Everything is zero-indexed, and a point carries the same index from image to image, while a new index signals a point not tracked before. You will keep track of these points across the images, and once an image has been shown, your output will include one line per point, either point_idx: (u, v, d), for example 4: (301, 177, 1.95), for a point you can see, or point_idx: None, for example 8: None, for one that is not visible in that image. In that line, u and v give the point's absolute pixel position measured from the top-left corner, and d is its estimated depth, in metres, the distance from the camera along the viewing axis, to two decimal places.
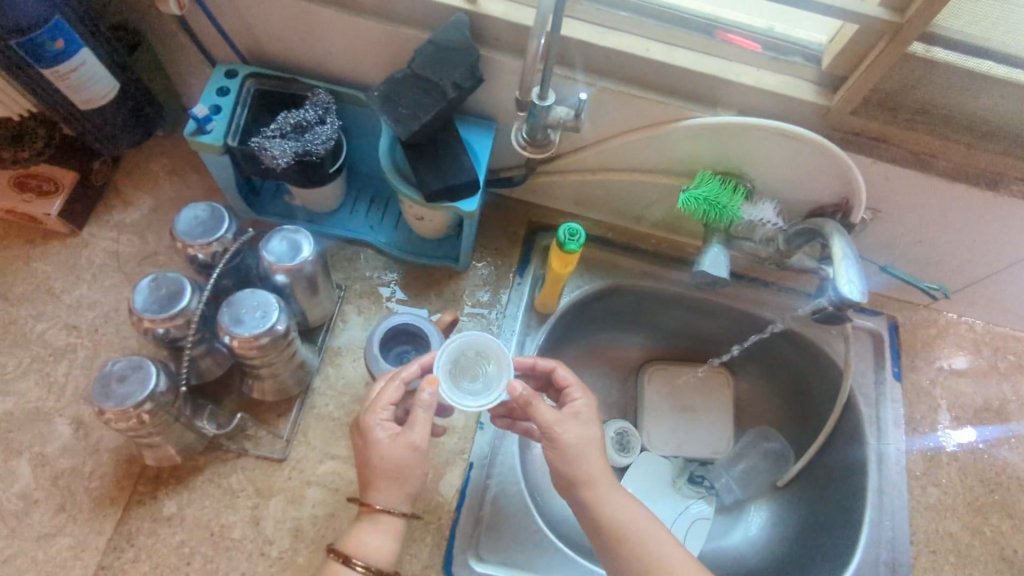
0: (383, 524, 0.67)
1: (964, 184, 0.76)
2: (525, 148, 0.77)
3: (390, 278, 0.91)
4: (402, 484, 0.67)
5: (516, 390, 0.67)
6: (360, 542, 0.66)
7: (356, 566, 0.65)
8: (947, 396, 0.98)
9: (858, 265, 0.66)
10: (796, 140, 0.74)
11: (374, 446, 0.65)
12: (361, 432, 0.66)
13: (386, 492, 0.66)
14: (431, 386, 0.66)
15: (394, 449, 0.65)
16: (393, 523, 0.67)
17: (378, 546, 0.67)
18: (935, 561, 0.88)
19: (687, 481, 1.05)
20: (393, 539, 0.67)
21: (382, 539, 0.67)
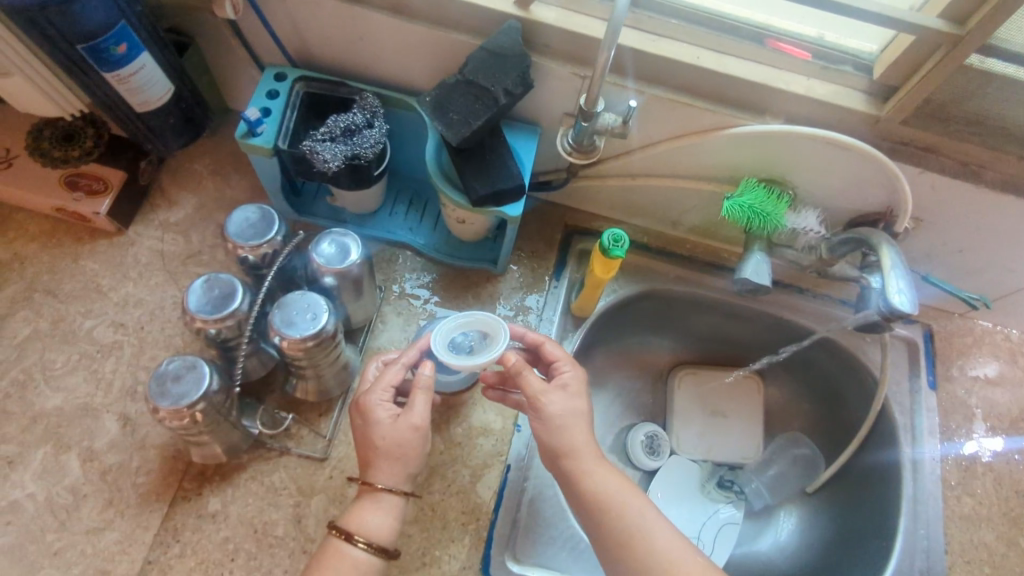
0: (381, 500, 0.66)
1: (1013, 195, 0.75)
2: (570, 154, 0.78)
3: (428, 279, 0.92)
4: (405, 465, 0.67)
5: (510, 360, 0.69)
6: (360, 518, 0.66)
7: (357, 542, 0.64)
8: (982, 406, 0.97)
9: (909, 275, 0.66)
10: (843, 150, 0.74)
11: (375, 425, 0.66)
12: (363, 412, 0.67)
13: (388, 471, 0.66)
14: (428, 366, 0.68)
15: (393, 426, 0.66)
16: (392, 501, 0.67)
17: (381, 525, 0.66)
18: (970, 571, 0.87)
19: (715, 484, 1.05)
20: (391, 517, 0.67)
21: (383, 517, 0.66)
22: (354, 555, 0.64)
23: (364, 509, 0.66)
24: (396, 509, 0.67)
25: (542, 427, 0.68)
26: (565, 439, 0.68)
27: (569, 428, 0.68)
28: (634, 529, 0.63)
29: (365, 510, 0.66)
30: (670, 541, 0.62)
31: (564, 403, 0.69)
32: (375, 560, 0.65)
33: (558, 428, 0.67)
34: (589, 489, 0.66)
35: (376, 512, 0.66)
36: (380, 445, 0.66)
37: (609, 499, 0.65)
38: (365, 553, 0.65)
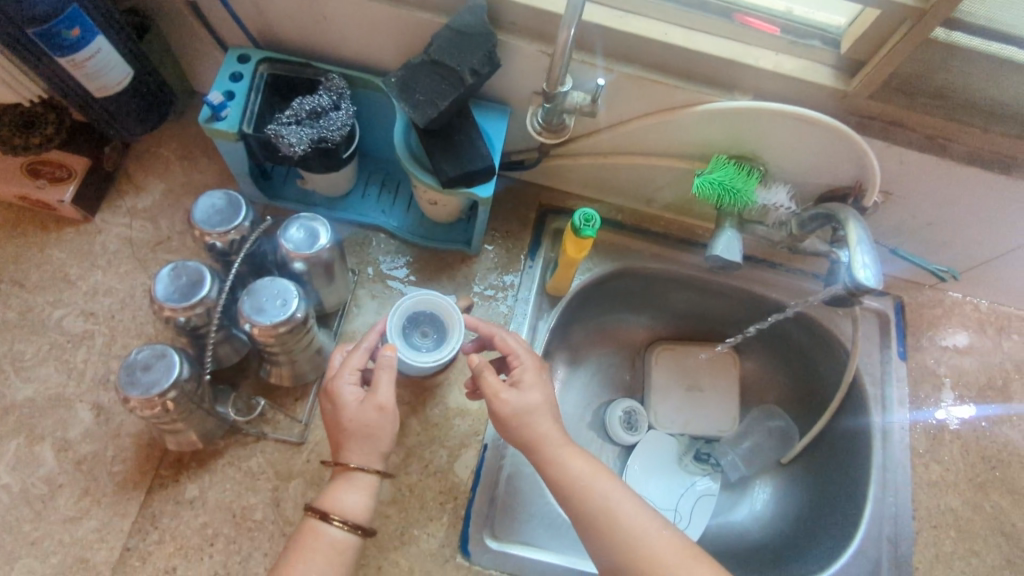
0: (356, 480, 0.66)
1: (978, 168, 0.75)
2: (540, 134, 0.78)
3: (402, 261, 0.92)
4: (379, 444, 0.67)
5: (474, 360, 0.71)
6: (335, 498, 0.66)
7: (332, 522, 0.65)
8: (950, 374, 0.99)
9: (874, 251, 0.67)
10: (811, 125, 0.74)
11: (343, 405, 0.66)
12: (330, 396, 0.67)
13: (360, 451, 0.66)
14: (391, 350, 0.67)
15: (361, 406, 0.66)
16: (367, 480, 0.67)
17: (357, 503, 0.66)
18: (936, 535, 0.90)
19: (692, 458, 1.08)
20: (367, 495, 0.67)
21: (359, 496, 0.66)
22: (331, 534, 0.65)
23: (339, 487, 0.66)
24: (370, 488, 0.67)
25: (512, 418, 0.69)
26: (535, 419, 0.69)
27: (533, 422, 0.69)
28: (607, 508, 0.65)
29: (341, 489, 0.66)
30: (639, 521, 0.64)
31: (519, 401, 0.69)
32: (351, 538, 0.66)
33: (519, 425, 0.69)
34: (560, 468, 0.67)
35: (353, 490, 0.66)
36: (348, 427, 0.66)
37: (580, 478, 0.66)
38: (341, 532, 0.65)
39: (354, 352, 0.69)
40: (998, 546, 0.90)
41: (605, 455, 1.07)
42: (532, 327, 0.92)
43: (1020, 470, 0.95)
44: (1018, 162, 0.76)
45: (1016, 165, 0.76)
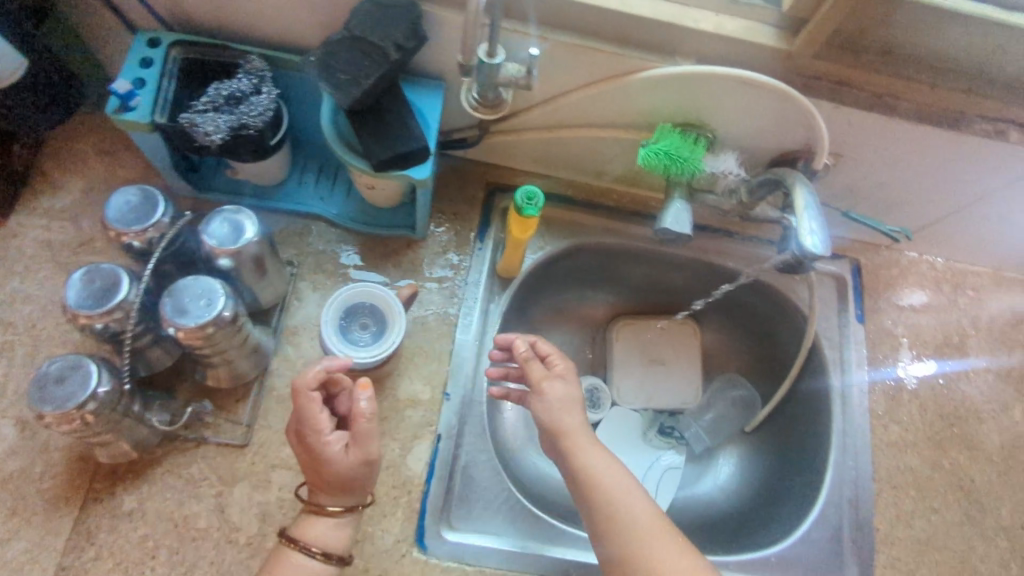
0: (333, 514, 0.67)
1: (928, 125, 0.73)
2: (476, 110, 0.74)
3: (345, 250, 0.88)
4: (360, 485, 0.67)
5: (518, 345, 0.77)
6: (308, 529, 0.67)
7: (307, 554, 0.66)
8: (908, 335, 0.99)
9: (820, 216, 0.64)
10: (756, 89, 0.72)
11: (328, 455, 0.64)
12: (310, 445, 0.65)
13: (338, 489, 0.66)
14: (364, 392, 0.65)
15: (344, 456, 0.64)
16: (340, 512, 0.67)
17: (335, 536, 0.67)
18: (897, 496, 0.90)
19: (656, 432, 1.07)
20: (343, 526, 0.68)
21: (330, 528, 0.67)
22: (308, 568, 0.66)
23: (313, 521, 0.67)
24: (347, 520, 0.68)
25: (544, 409, 0.73)
26: None
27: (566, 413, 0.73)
28: (610, 492, 0.67)
29: (314, 520, 0.67)
30: (644, 505, 0.67)
31: (562, 390, 0.74)
32: (329, 569, 0.67)
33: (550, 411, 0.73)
34: None
35: (326, 523, 0.67)
36: (330, 474, 0.65)
37: None
38: (317, 564, 0.66)
39: (312, 385, 0.64)
40: (957, 503, 0.91)
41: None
42: (484, 311, 0.89)
43: (976, 426, 0.95)
44: (968, 117, 0.73)
45: (966, 121, 0.74)
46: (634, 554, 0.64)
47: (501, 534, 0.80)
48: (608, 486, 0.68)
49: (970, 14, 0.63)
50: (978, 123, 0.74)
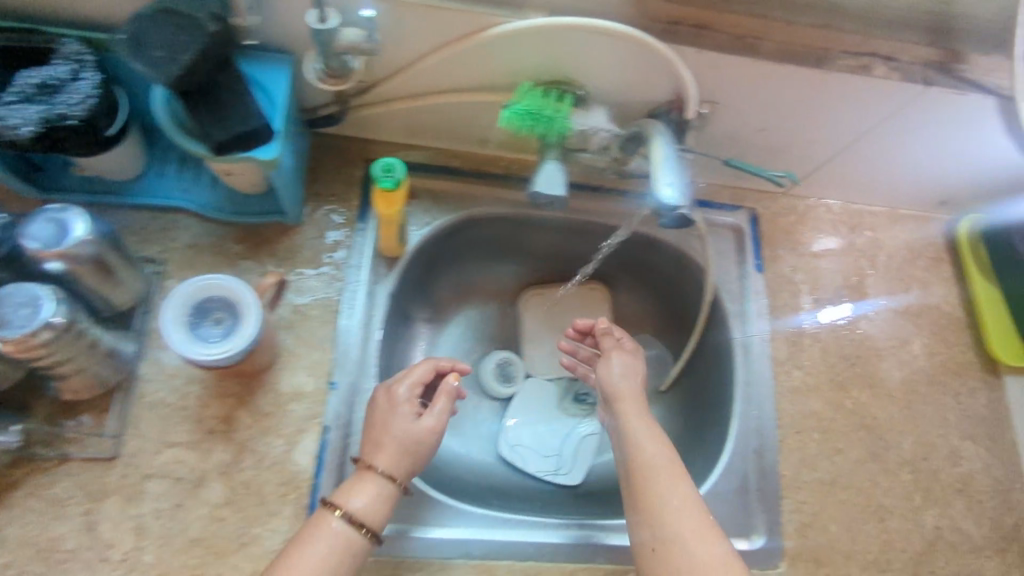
0: (379, 484, 0.70)
1: (793, 65, 0.70)
2: (322, 81, 0.70)
3: (215, 243, 0.84)
4: (411, 460, 0.73)
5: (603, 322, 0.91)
6: (351, 498, 0.69)
7: (347, 518, 0.68)
8: (807, 280, 0.98)
9: (675, 168, 0.62)
10: (611, 39, 0.69)
11: (398, 416, 0.74)
12: (389, 409, 0.75)
13: (390, 456, 0.71)
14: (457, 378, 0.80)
15: (413, 425, 0.74)
16: (385, 483, 0.70)
17: (373, 510, 0.69)
18: (801, 440, 0.90)
19: (571, 400, 1.07)
20: (385, 503, 0.70)
21: (370, 499, 0.69)
22: (343, 533, 0.67)
23: (358, 489, 0.70)
24: (389, 496, 0.71)
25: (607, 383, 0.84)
26: None
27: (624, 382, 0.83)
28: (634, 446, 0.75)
29: (357, 490, 0.70)
30: (658, 449, 0.74)
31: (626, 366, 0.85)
32: (362, 540, 0.68)
33: None
34: None
35: (367, 493, 0.69)
36: (396, 436, 0.73)
37: None
38: (348, 528, 0.67)
39: (420, 369, 0.79)
40: (861, 441, 0.92)
41: (483, 412, 1.05)
42: (369, 293, 0.86)
43: (877, 364, 0.96)
44: (832, 53, 0.71)
45: (831, 57, 0.71)
46: (664, 535, 0.67)
47: (415, 524, 0.79)
48: (649, 464, 0.73)
49: None
50: (843, 58, 0.71)
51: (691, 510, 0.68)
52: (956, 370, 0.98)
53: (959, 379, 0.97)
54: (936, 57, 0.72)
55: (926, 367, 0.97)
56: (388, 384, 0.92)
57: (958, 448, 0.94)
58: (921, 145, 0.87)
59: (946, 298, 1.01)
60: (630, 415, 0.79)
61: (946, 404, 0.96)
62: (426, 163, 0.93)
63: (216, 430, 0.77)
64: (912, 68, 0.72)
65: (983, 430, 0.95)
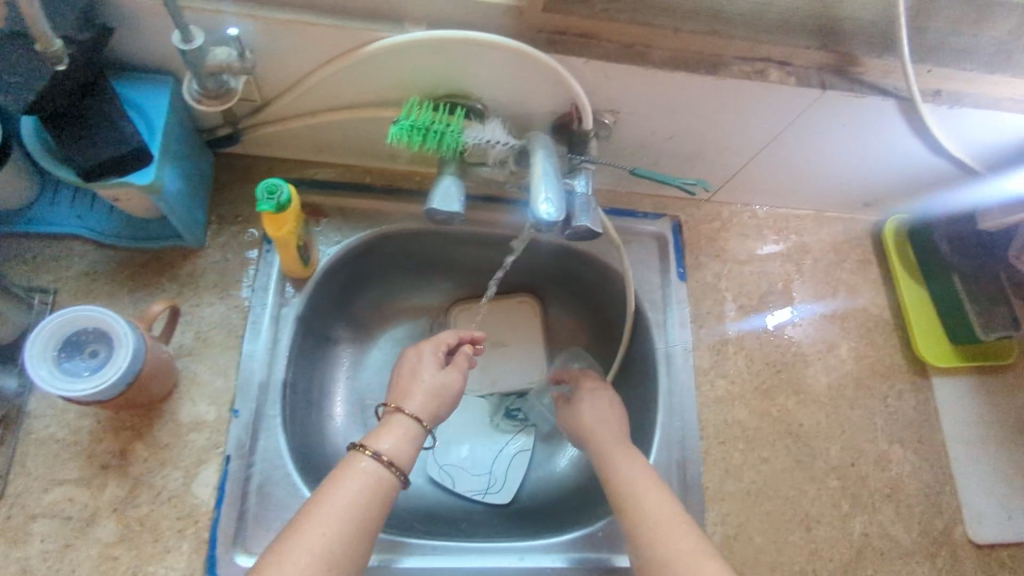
0: (404, 426, 0.73)
1: (685, 73, 0.69)
2: (201, 102, 0.66)
3: (111, 269, 0.81)
4: (437, 406, 0.78)
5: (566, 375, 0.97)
6: (380, 442, 0.71)
7: (379, 456, 0.69)
8: (732, 287, 0.97)
9: (553, 184, 0.60)
10: (496, 52, 0.67)
11: (426, 365, 0.80)
12: (410, 370, 0.80)
13: (419, 400, 0.76)
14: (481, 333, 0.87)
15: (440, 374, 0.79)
16: (410, 427, 0.74)
17: (400, 450, 0.71)
18: (725, 451, 0.89)
19: (503, 416, 1.04)
20: (411, 444, 0.72)
21: (398, 441, 0.71)
22: (378, 469, 0.68)
23: (385, 433, 0.72)
24: (414, 438, 0.73)
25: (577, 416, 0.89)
26: None
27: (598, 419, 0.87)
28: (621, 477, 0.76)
29: (385, 434, 0.72)
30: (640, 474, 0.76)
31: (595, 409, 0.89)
32: (394, 479, 0.69)
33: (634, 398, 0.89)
34: None
35: (394, 437, 0.72)
36: (423, 383, 0.78)
37: None
38: (378, 467, 0.68)
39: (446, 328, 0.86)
40: (786, 449, 0.90)
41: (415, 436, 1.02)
42: (275, 314, 0.84)
43: (803, 369, 0.95)
44: (724, 60, 0.70)
45: (723, 63, 0.70)
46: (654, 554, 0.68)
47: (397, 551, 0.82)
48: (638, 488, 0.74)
49: None
50: (737, 64, 0.70)
51: (669, 522, 0.70)
52: (884, 373, 0.97)
53: (887, 382, 0.96)
54: (830, 61, 0.71)
55: (853, 371, 0.96)
56: (303, 408, 0.89)
57: (886, 452, 0.93)
58: (835, 149, 0.86)
59: (873, 300, 1.00)
60: (610, 448, 0.82)
61: (873, 408, 0.94)
62: (337, 179, 0.91)
63: (110, 465, 0.74)
64: (807, 73, 0.71)
65: (911, 433, 0.94)
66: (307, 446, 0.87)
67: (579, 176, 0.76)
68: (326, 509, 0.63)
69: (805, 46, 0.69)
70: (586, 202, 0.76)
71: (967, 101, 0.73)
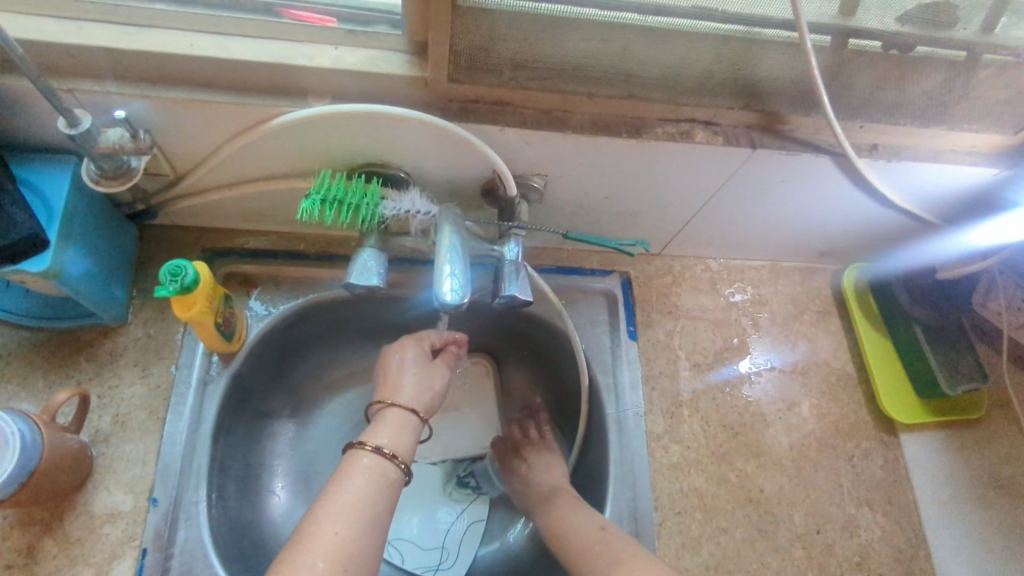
0: (398, 419, 0.73)
1: (607, 136, 0.66)
2: (99, 183, 0.63)
3: (27, 351, 0.78)
4: (427, 399, 0.78)
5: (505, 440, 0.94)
6: (377, 438, 0.70)
7: (381, 451, 0.68)
8: (685, 344, 0.93)
9: (452, 262, 0.57)
10: (408, 124, 0.65)
11: (410, 359, 0.80)
12: (394, 365, 0.79)
13: (410, 393, 0.76)
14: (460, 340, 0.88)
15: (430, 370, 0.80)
16: (405, 420, 0.73)
17: (399, 442, 0.71)
18: (681, 523, 0.83)
19: (455, 484, 0.98)
20: (407, 437, 0.72)
21: (394, 435, 0.71)
22: (380, 463, 0.68)
23: (381, 428, 0.71)
24: (411, 430, 0.73)
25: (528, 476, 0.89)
26: None
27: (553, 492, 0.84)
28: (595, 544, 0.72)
29: (380, 428, 0.71)
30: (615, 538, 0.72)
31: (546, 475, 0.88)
32: (398, 471, 0.68)
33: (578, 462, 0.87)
34: None
35: (390, 432, 0.71)
36: (415, 378, 0.78)
37: None
38: (380, 460, 0.68)
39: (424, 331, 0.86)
40: (747, 517, 0.85)
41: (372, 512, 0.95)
42: (200, 391, 0.80)
43: (763, 430, 0.90)
44: (646, 123, 0.68)
45: (646, 125, 0.67)
46: None
47: None
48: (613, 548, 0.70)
49: (582, 20, 0.56)
50: (660, 126, 0.68)
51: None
52: (849, 431, 0.92)
53: (852, 440, 0.92)
54: (758, 121, 0.68)
55: (815, 430, 0.92)
56: (239, 491, 0.83)
57: (854, 516, 0.87)
58: (779, 204, 0.83)
59: (834, 352, 0.97)
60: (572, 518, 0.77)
61: (839, 469, 0.90)
62: (268, 248, 0.88)
63: (15, 564, 0.70)
64: (735, 132, 0.69)
65: (880, 495, 0.89)
66: (242, 531, 0.81)
67: (508, 243, 0.74)
68: (336, 507, 0.62)
69: (728, 107, 0.65)
70: (516, 269, 0.72)
71: (904, 153, 0.71)
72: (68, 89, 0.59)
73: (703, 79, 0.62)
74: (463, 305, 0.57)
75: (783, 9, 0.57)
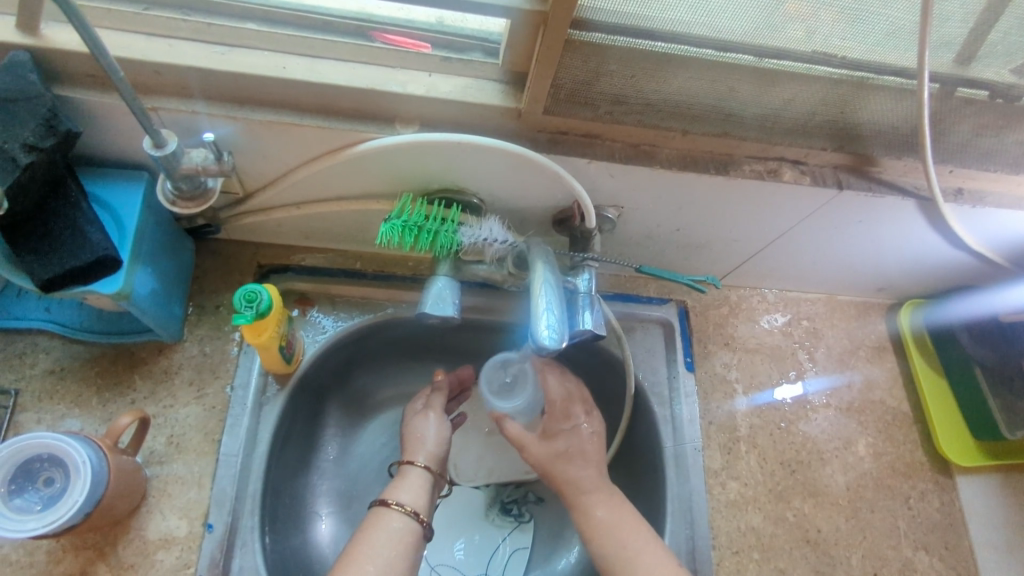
0: (419, 478, 0.73)
1: (694, 173, 0.65)
2: (175, 204, 0.61)
3: (78, 365, 0.76)
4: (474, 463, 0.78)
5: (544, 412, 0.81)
6: (398, 494, 0.70)
7: (392, 505, 0.68)
8: (742, 378, 0.92)
9: (546, 312, 0.61)
10: (496, 155, 0.63)
11: (434, 421, 0.80)
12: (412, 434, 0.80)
13: (430, 451, 0.77)
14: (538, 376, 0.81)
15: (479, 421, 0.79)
16: (421, 476, 0.73)
17: (416, 499, 0.70)
18: (739, 563, 0.82)
19: (499, 511, 0.91)
20: (427, 495, 0.72)
21: (415, 492, 0.71)
22: (391, 517, 0.67)
23: (399, 485, 0.72)
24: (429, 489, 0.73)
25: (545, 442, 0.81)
26: None
27: None
28: None
29: (398, 486, 0.72)
30: None
31: None
32: (414, 523, 0.68)
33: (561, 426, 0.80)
34: None
35: (410, 489, 0.71)
36: None
37: None
38: (400, 519, 0.67)
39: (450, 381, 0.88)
40: (805, 558, 0.84)
41: (431, 542, 0.88)
42: (254, 415, 0.77)
43: (820, 468, 0.89)
44: (735, 160, 0.66)
45: (734, 162, 0.66)
46: None
47: None
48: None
49: (692, 59, 0.55)
50: (748, 163, 0.66)
51: None
52: (905, 471, 0.91)
53: (908, 481, 0.90)
54: (846, 162, 0.67)
55: (872, 469, 0.90)
56: (289, 515, 0.80)
57: (911, 560, 0.86)
58: (849, 243, 0.82)
59: (889, 391, 0.95)
60: None
61: (895, 511, 0.88)
62: (324, 265, 0.86)
63: None
64: (822, 171, 0.68)
65: (936, 539, 0.87)
66: (293, 561, 0.78)
67: (581, 274, 0.70)
68: (357, 560, 0.63)
69: (822, 147, 0.64)
70: (590, 300, 0.70)
71: (989, 199, 0.69)
72: (154, 108, 0.58)
73: (801, 122, 0.61)
74: (549, 347, 0.60)
75: (898, 56, 0.55)
